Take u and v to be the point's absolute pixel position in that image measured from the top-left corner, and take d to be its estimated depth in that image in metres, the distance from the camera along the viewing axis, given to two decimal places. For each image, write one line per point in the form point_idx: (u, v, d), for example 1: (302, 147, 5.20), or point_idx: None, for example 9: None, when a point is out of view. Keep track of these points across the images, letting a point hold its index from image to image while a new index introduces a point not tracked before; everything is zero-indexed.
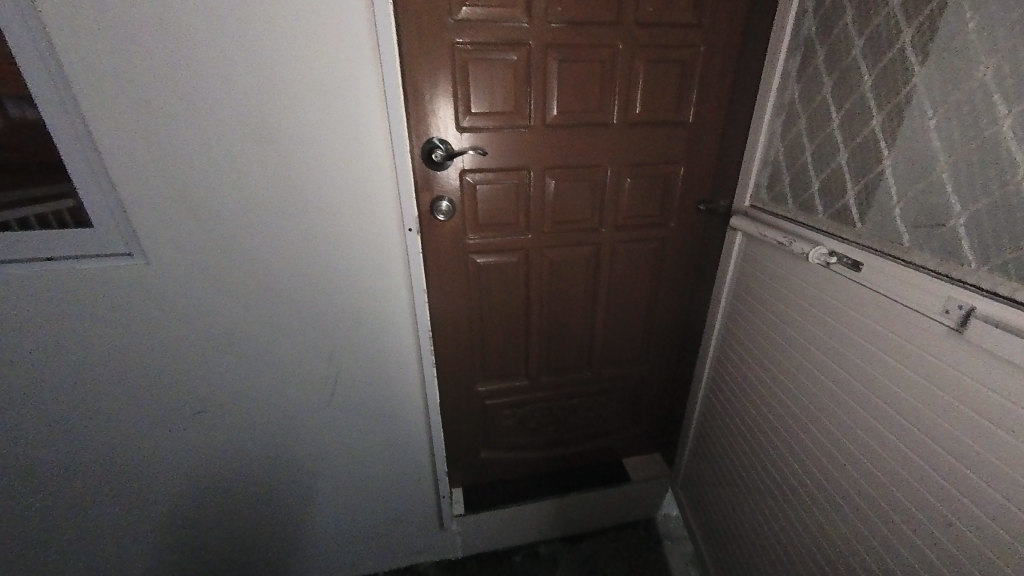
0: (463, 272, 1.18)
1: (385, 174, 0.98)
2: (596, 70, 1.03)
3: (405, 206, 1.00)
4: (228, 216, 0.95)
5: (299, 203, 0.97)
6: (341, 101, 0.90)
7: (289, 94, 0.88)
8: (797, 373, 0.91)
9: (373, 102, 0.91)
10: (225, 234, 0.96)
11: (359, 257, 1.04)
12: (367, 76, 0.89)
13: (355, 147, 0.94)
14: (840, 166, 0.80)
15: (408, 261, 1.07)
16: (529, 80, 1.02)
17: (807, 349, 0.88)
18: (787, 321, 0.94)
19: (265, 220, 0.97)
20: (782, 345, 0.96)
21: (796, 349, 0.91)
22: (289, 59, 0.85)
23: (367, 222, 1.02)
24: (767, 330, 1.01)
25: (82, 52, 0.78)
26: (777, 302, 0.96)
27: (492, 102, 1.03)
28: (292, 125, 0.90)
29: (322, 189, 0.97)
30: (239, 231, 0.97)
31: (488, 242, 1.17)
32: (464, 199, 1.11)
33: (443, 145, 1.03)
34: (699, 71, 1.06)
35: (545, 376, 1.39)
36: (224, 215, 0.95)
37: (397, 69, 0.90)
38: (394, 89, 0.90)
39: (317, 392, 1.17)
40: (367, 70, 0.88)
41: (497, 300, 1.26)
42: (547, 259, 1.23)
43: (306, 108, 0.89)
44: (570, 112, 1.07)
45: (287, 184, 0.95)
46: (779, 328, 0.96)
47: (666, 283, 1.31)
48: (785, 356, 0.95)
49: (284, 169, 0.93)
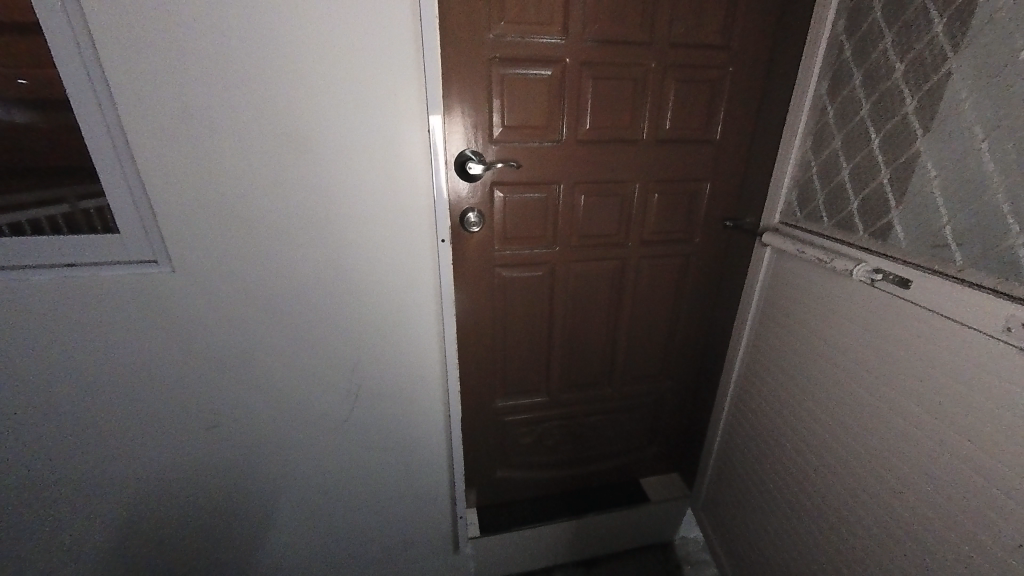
0: (489, 285, 1.17)
1: (421, 184, 0.97)
2: (629, 87, 1.05)
3: (439, 217, 0.99)
4: (258, 224, 0.93)
5: (332, 212, 0.95)
6: (381, 111, 0.89)
7: (330, 104, 0.87)
8: (837, 391, 0.90)
9: (413, 113, 0.90)
10: (255, 241, 0.94)
11: (389, 268, 1.03)
12: (409, 87, 0.89)
13: (390, 158, 0.94)
14: (882, 186, 0.81)
15: (439, 272, 1.05)
16: (564, 96, 1.03)
17: (849, 368, 0.87)
18: (824, 339, 0.93)
19: (296, 228, 0.95)
20: (820, 364, 0.95)
21: (835, 367, 0.90)
22: (332, 68, 0.85)
23: (399, 232, 1.00)
24: (801, 347, 1.00)
25: (128, 56, 0.77)
26: (813, 321, 0.96)
27: (526, 116, 1.03)
28: (331, 134, 0.89)
29: (357, 199, 0.95)
30: (269, 239, 0.95)
31: (516, 256, 1.16)
32: (494, 212, 1.10)
33: (475, 158, 1.02)
34: (727, 90, 1.08)
35: (565, 393, 1.36)
36: (255, 222, 0.93)
37: (437, 81, 0.90)
38: (434, 101, 0.90)
39: (337, 405, 1.13)
40: (409, 80, 0.88)
41: (520, 314, 1.24)
42: (573, 273, 1.22)
43: (347, 118, 0.89)
44: (603, 128, 1.07)
45: (321, 193, 0.93)
46: (816, 347, 0.96)
47: (689, 299, 1.31)
48: (822, 375, 0.94)
49: (319, 177, 0.92)
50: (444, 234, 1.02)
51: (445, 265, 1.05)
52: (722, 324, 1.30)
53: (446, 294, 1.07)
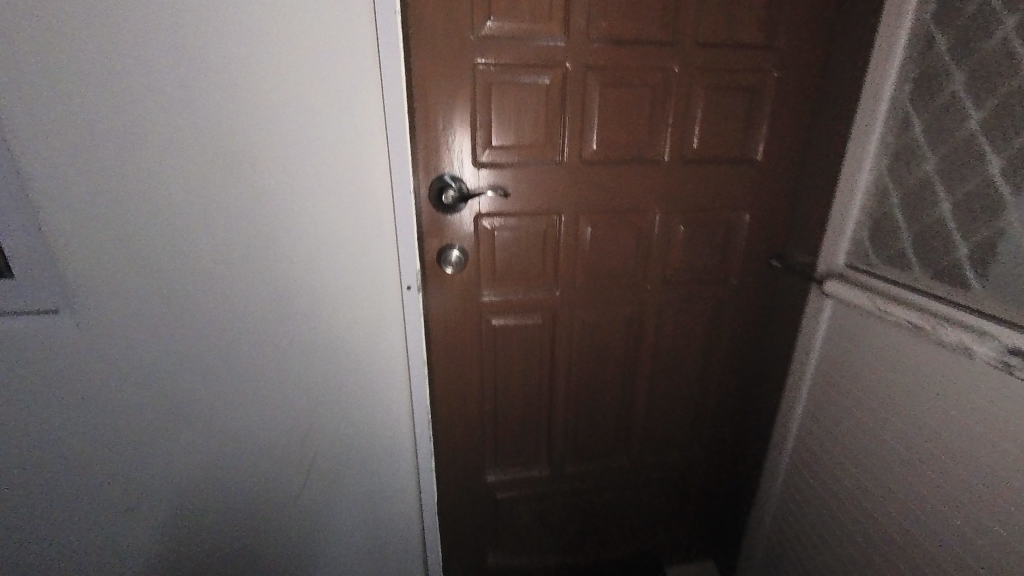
0: (476, 336, 0.97)
1: (383, 217, 0.79)
2: (645, 97, 0.85)
3: (405, 258, 0.82)
4: (182, 266, 0.76)
5: (274, 251, 0.78)
6: (332, 133, 0.74)
7: (273, 122, 0.72)
8: (954, 493, 0.67)
9: (374, 133, 0.75)
10: (183, 284, 0.77)
11: (347, 319, 0.84)
12: (367, 103, 0.73)
13: (347, 188, 0.77)
14: (1010, 225, 0.61)
15: (406, 322, 0.86)
16: (564, 110, 0.84)
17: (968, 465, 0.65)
18: (930, 423, 0.71)
19: (232, 270, 0.78)
20: (923, 454, 0.72)
21: (952, 463, 0.67)
22: (272, 82, 0.70)
23: (358, 276, 0.82)
24: (892, 430, 0.77)
25: (21, 64, 0.63)
26: (915, 398, 0.73)
27: (519, 134, 0.84)
28: (270, 160, 0.73)
29: (306, 236, 0.78)
30: (200, 283, 0.78)
31: (509, 300, 0.96)
32: (480, 249, 0.91)
33: (455, 183, 0.84)
34: (771, 101, 0.87)
35: (570, 463, 1.14)
36: (182, 264, 0.76)
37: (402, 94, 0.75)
38: (393, 120, 0.74)
39: (286, 480, 0.93)
40: (367, 94, 0.72)
41: (516, 369, 1.02)
42: (578, 321, 1.00)
43: (290, 141, 0.73)
44: (614, 147, 0.87)
45: (259, 229, 0.76)
46: (916, 432, 0.73)
47: (722, 352, 1.07)
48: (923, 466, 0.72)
49: (256, 211, 0.75)
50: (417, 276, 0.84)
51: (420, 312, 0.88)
52: (768, 385, 1.06)
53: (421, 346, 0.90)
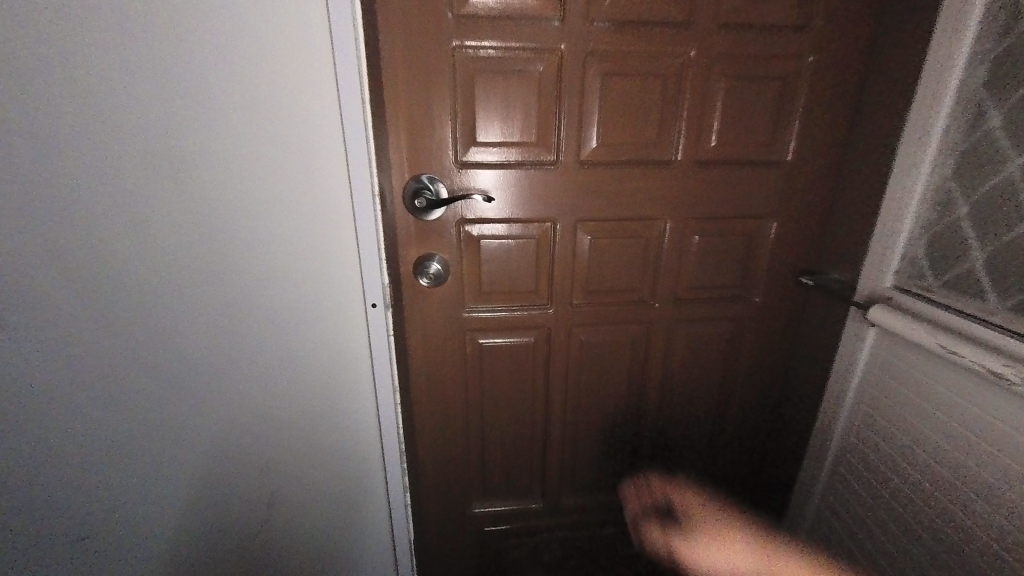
0: (460, 356, 0.87)
1: (343, 226, 0.70)
2: (655, 86, 0.73)
3: (370, 271, 0.72)
4: (114, 281, 0.65)
5: (220, 263, 0.69)
6: (283, 130, 0.64)
7: (215, 118, 0.62)
8: None
9: (331, 128, 0.65)
10: (105, 306, 0.65)
11: (307, 337, 0.75)
12: (322, 94, 0.63)
13: (303, 192, 0.67)
14: None
15: (372, 343, 0.77)
16: (560, 102, 0.72)
17: None
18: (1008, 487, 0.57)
19: (167, 286, 0.68)
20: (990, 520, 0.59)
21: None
22: (210, 69, 0.60)
23: (317, 290, 0.73)
24: (953, 486, 0.64)
25: None
26: (977, 448, 0.61)
27: (507, 129, 0.73)
28: (211, 160, 0.64)
29: (256, 246, 0.69)
30: (129, 304, 0.66)
31: (496, 318, 0.85)
32: (463, 260, 0.80)
33: (432, 187, 0.74)
34: (805, 92, 0.74)
35: (567, 496, 1.02)
36: (103, 282, 0.64)
37: (364, 83, 0.65)
38: (349, 114, 0.64)
39: (246, 516, 0.84)
40: (321, 83, 0.63)
41: (506, 393, 0.92)
42: (576, 342, 0.89)
43: (233, 138, 0.63)
44: (618, 145, 0.76)
45: (198, 238, 0.67)
46: (982, 493, 0.60)
47: (741, 380, 0.94)
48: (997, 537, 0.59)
49: (194, 217, 0.66)
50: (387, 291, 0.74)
51: (390, 332, 0.78)
52: (796, 417, 0.93)
53: (393, 368, 0.80)
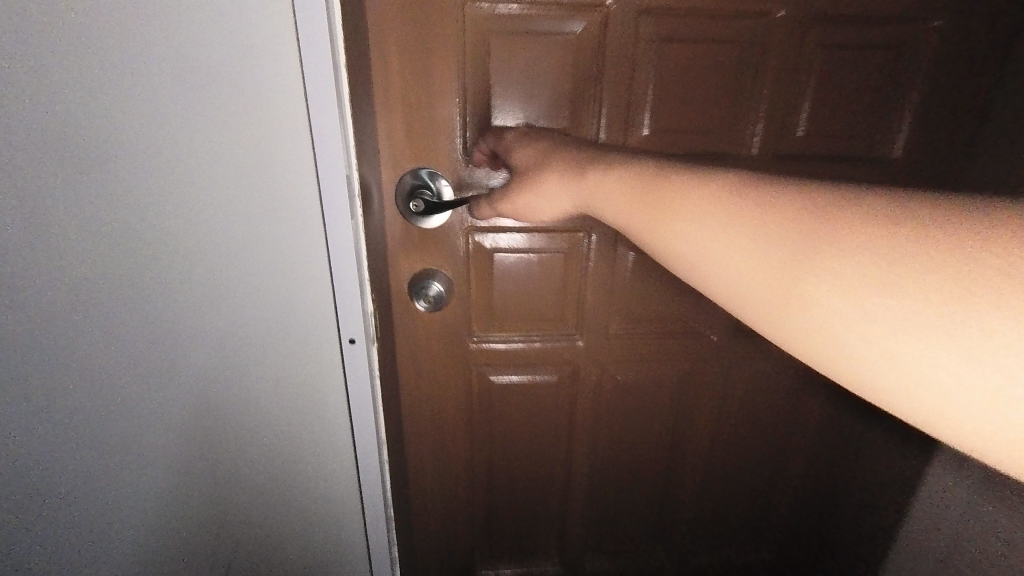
0: (466, 394, 0.70)
1: (310, 237, 0.52)
2: (729, 56, 0.55)
3: (349, 300, 0.55)
4: None
5: (121, 296, 0.47)
6: (218, 105, 0.45)
7: (103, 76, 0.42)
8: None
9: (291, 108, 0.47)
10: None
11: (263, 384, 0.57)
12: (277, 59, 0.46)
13: (250, 194, 0.49)
14: None
15: (352, 387, 0.60)
16: (603, 75, 0.54)
17: None
18: None
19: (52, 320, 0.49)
20: None
21: None
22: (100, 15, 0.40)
23: (272, 324, 0.55)
24: None
25: None
26: None
27: (532, 110, 0.55)
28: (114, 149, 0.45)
29: (184, 271, 0.49)
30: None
31: (509, 351, 0.68)
32: (471, 278, 0.63)
33: (434, 185, 0.57)
34: (923, 69, 0.57)
35: (591, 559, 0.85)
36: None
37: (338, 49, 0.48)
38: (315, 86, 0.47)
39: None
40: (275, 43, 0.45)
41: (522, 439, 0.74)
42: (610, 379, 0.71)
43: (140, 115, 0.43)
44: (676, 134, 0.57)
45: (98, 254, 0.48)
46: None
47: (803, 425, 0.77)
48: None
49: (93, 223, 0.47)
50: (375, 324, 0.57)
51: (376, 371, 0.62)
52: (876, 464, 0.77)
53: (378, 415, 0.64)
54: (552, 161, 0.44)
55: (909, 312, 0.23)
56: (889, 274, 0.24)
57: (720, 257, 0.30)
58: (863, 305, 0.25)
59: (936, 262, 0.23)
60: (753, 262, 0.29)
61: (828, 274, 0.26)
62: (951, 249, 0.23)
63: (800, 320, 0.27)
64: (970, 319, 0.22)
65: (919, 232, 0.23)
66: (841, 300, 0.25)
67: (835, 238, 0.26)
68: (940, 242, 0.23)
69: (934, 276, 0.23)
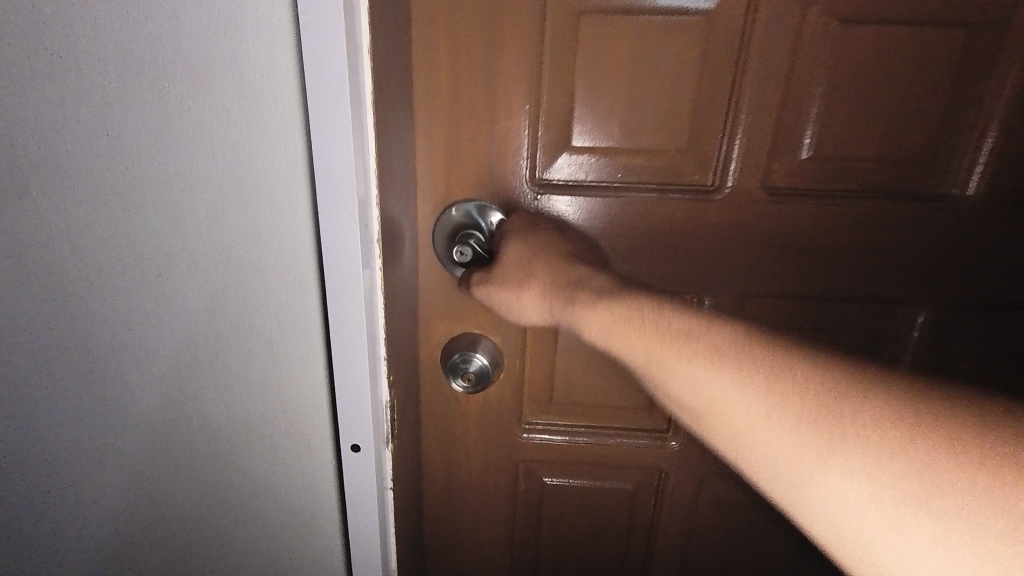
0: (511, 501, 0.52)
1: (306, 296, 0.33)
2: (949, 49, 0.36)
3: (354, 394, 0.34)
4: None
5: (76, 371, 0.33)
6: (195, 102, 0.29)
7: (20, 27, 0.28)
8: None
9: (279, 92, 0.29)
10: None
11: (220, 506, 0.38)
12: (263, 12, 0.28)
13: (214, 224, 0.32)
14: None
15: (355, 519, 0.38)
16: (743, 77, 0.37)
17: None
18: None
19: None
20: None
21: None
22: None
23: (255, 425, 0.36)
24: None
25: None
26: None
27: (633, 126, 0.38)
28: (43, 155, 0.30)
29: (142, 340, 0.33)
30: None
31: (570, 449, 0.49)
32: (527, 350, 0.46)
33: (484, 226, 0.41)
34: None
35: None
36: None
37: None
38: (314, 56, 0.28)
39: None
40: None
41: (580, 566, 0.54)
42: (710, 496, 0.51)
43: (96, 119, 0.29)
44: (843, 164, 0.38)
45: (20, 313, 0.32)
46: None
47: None
48: None
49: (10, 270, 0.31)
50: (398, 424, 0.39)
51: (389, 515, 0.40)
52: None
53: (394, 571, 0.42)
54: (527, 271, 0.36)
55: (902, 517, 0.22)
56: (864, 447, 0.23)
57: (732, 393, 0.27)
58: (842, 491, 0.23)
59: (933, 471, 0.21)
60: (767, 417, 0.26)
61: (847, 453, 0.23)
62: (965, 465, 0.21)
63: (789, 483, 0.25)
64: (953, 526, 0.20)
65: (902, 424, 0.22)
66: (830, 485, 0.23)
67: (828, 411, 0.24)
68: (934, 439, 0.22)
69: (926, 489, 0.21)
